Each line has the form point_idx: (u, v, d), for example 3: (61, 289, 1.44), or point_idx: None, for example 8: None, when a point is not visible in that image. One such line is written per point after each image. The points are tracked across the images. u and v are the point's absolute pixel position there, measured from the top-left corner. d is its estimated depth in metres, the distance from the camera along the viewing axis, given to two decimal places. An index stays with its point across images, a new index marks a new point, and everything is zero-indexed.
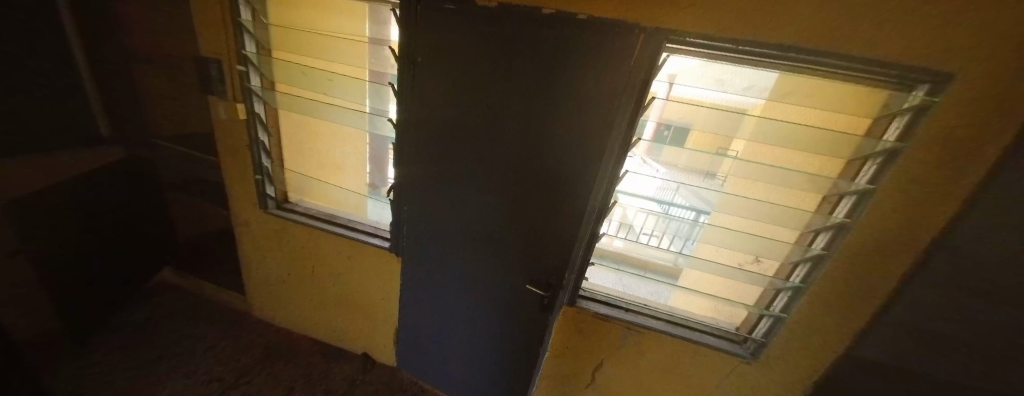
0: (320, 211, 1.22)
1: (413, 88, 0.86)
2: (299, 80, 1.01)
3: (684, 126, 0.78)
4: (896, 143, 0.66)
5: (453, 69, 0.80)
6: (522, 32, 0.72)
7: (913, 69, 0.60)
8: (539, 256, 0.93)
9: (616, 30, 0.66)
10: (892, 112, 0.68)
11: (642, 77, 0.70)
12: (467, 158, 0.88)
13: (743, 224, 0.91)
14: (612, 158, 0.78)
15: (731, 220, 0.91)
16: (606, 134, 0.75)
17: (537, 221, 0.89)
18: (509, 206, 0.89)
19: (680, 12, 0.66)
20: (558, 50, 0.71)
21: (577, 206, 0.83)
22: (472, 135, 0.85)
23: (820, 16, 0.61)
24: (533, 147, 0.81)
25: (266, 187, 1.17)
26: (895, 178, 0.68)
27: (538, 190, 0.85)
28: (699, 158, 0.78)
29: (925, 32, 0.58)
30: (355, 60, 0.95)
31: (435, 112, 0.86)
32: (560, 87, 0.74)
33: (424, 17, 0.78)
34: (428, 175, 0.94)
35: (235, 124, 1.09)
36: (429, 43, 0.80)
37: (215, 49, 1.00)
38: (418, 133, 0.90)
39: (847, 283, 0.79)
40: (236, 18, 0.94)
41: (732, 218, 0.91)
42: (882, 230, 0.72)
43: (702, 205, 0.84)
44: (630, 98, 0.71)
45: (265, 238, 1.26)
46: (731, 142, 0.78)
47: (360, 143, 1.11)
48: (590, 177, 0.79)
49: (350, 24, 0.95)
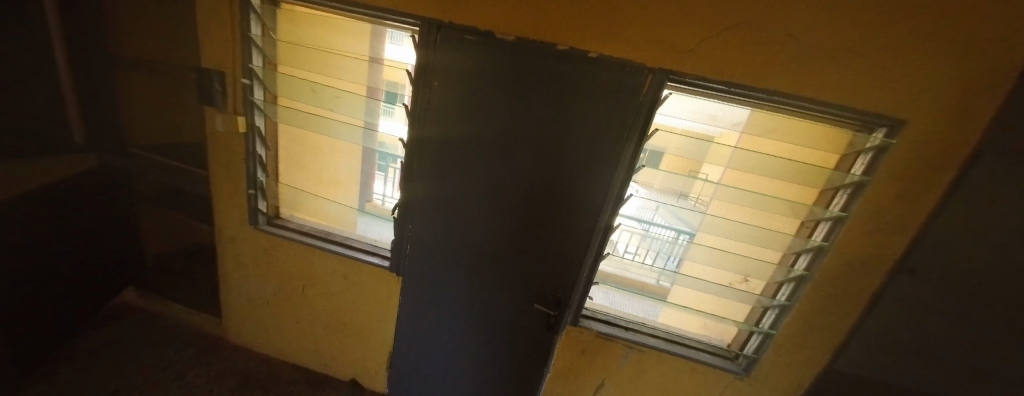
0: (314, 228, 1.18)
1: (427, 110, 0.88)
2: (304, 95, 1.00)
3: (677, 154, 0.85)
4: (861, 176, 0.76)
5: (472, 93, 0.83)
6: (540, 64, 0.77)
7: (877, 115, 0.71)
8: (546, 276, 0.95)
9: (627, 70, 0.74)
10: (857, 150, 0.78)
11: (646, 110, 0.77)
12: (479, 178, 0.90)
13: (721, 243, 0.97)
14: (618, 182, 0.83)
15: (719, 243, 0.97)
16: (614, 160, 0.81)
17: (544, 243, 0.91)
18: (518, 228, 0.92)
19: (681, 55, 0.74)
20: (573, 82, 0.77)
21: (584, 227, 0.88)
22: (485, 156, 0.87)
23: (799, 67, 0.70)
24: (546, 170, 0.85)
25: (258, 202, 1.12)
26: (863, 207, 0.78)
27: (546, 212, 0.88)
28: (686, 184, 0.86)
29: (883, 85, 0.68)
30: (361, 78, 0.96)
31: (449, 132, 0.88)
32: (573, 115, 0.79)
33: (443, 44, 0.81)
34: (437, 193, 0.94)
35: (231, 137, 1.04)
36: (446, 68, 0.83)
37: (216, 60, 0.96)
38: (428, 153, 0.91)
39: (824, 301, 0.87)
40: (246, 32, 0.92)
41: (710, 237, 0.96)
42: (852, 252, 0.82)
43: (681, 223, 0.90)
44: (637, 130, 0.78)
45: (250, 256, 1.19)
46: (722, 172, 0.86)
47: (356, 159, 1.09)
48: (599, 201, 0.85)
49: (357, 43, 0.96)
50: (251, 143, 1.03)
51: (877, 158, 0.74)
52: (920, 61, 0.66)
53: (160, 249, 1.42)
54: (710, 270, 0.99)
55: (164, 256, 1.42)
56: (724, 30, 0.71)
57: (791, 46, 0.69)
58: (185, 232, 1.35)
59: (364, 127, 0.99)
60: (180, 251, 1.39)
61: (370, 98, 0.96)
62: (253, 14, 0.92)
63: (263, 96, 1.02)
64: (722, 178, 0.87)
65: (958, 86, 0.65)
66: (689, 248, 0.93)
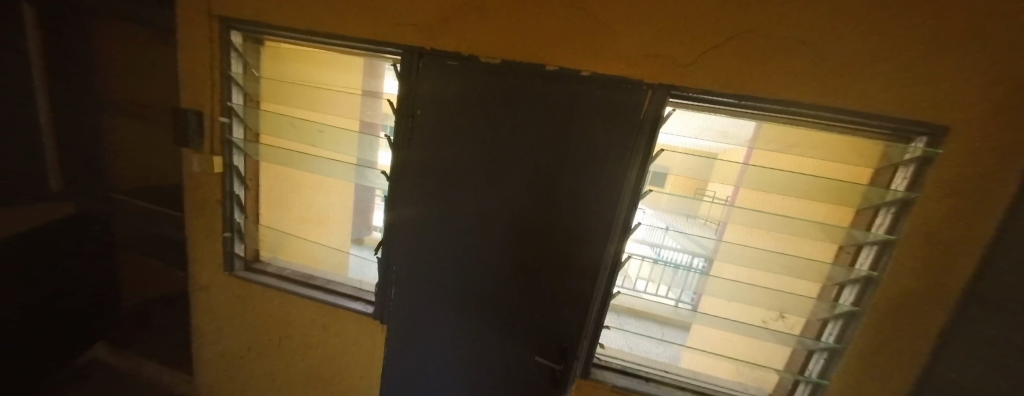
0: (295, 272, 1.09)
1: (411, 141, 0.81)
2: (287, 131, 0.95)
3: (688, 175, 0.76)
4: (907, 192, 0.66)
5: (458, 120, 0.77)
6: (528, 86, 0.72)
7: (914, 123, 0.62)
8: (549, 322, 0.82)
9: (624, 87, 0.68)
10: (893, 162, 0.69)
11: (649, 129, 0.69)
12: (469, 211, 0.81)
13: (743, 274, 0.85)
14: (624, 210, 0.74)
15: (738, 273, 0.86)
16: (616, 186, 0.72)
17: (545, 282, 0.80)
18: (514, 267, 0.81)
19: (682, 69, 0.67)
20: (565, 104, 0.70)
21: (588, 263, 0.77)
22: (474, 188, 0.80)
23: (816, 74, 0.63)
24: (541, 200, 0.76)
25: (235, 246, 1.03)
26: (914, 229, 0.66)
27: (545, 246, 0.78)
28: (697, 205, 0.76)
29: (915, 90, 0.61)
30: (349, 111, 0.92)
31: (435, 162, 0.81)
32: (567, 138, 0.71)
33: (426, 71, 0.76)
34: (423, 229, 0.86)
35: (207, 178, 0.97)
36: (430, 95, 0.77)
37: (193, 99, 0.92)
38: (412, 186, 0.84)
39: (883, 342, 0.73)
40: (225, 70, 0.89)
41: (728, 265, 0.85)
42: (909, 281, 0.69)
43: (692, 245, 0.80)
44: (639, 151, 0.70)
45: (223, 305, 1.08)
46: (734, 190, 0.77)
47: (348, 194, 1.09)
48: (603, 232, 0.75)
49: (345, 77, 0.94)
50: (229, 183, 0.96)
51: (922, 170, 0.64)
52: (954, 63, 0.58)
53: (134, 298, 1.33)
54: (733, 304, 0.87)
55: (139, 306, 1.33)
56: (728, 40, 0.65)
57: (804, 54, 0.63)
58: (162, 279, 1.27)
59: (357, 164, 0.93)
60: (157, 300, 1.30)
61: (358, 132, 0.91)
62: (234, 52, 0.90)
63: (244, 134, 0.98)
64: (735, 199, 0.79)
65: (1006, 86, 0.57)
66: (707, 280, 0.81)
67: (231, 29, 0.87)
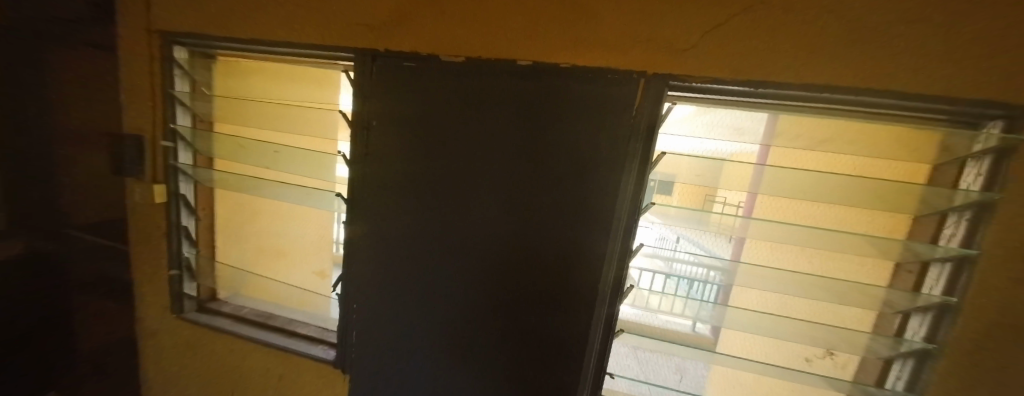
0: (252, 311, 0.96)
1: (367, 157, 0.70)
2: (237, 153, 0.86)
3: (695, 182, 0.63)
4: (983, 192, 0.50)
5: (418, 130, 0.65)
6: (496, 85, 0.60)
7: (987, 104, 0.48)
8: (539, 370, 0.68)
9: (609, 78, 0.56)
10: (961, 156, 0.55)
11: (645, 130, 0.56)
12: (437, 237, 0.69)
13: (770, 303, 0.70)
14: (622, 230, 0.60)
15: (765, 301, 0.70)
16: (610, 201, 0.59)
17: (531, 323, 0.66)
18: (493, 306, 0.68)
19: (680, 54, 0.55)
20: (541, 104, 0.59)
21: (582, 296, 0.63)
22: (440, 210, 0.67)
23: (850, 50, 0.50)
24: (520, 222, 0.63)
25: (183, 284, 0.92)
26: (1001, 241, 0.51)
27: (529, 277, 0.65)
28: (701, 226, 0.63)
29: (985, 63, 0.47)
30: (304, 128, 0.82)
31: (395, 182, 0.69)
32: (546, 145, 0.59)
33: (380, 75, 0.66)
34: (385, 260, 0.73)
35: (149, 209, 0.87)
36: (386, 103, 0.67)
37: (134, 123, 0.84)
38: (370, 211, 0.72)
39: (971, 390, 0.56)
40: (168, 89, 0.81)
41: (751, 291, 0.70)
42: (1001, 309, 0.52)
43: (706, 255, 0.66)
44: (636, 157, 0.57)
45: (173, 354, 0.95)
46: (751, 198, 0.65)
47: (324, 226, 0.92)
48: (597, 258, 0.61)
49: (301, 90, 0.84)
50: (174, 214, 0.86)
51: (1002, 164, 0.50)
52: None
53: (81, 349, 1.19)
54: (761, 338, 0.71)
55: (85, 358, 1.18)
56: (735, 15, 0.52)
57: (831, 27, 0.50)
58: (110, 325, 1.13)
59: (337, 192, 0.80)
60: (104, 349, 1.15)
61: (333, 154, 0.79)
62: (179, 69, 0.82)
63: (194, 159, 0.88)
64: (752, 211, 0.66)
65: None
66: (724, 312, 0.67)
67: (175, 43, 0.80)
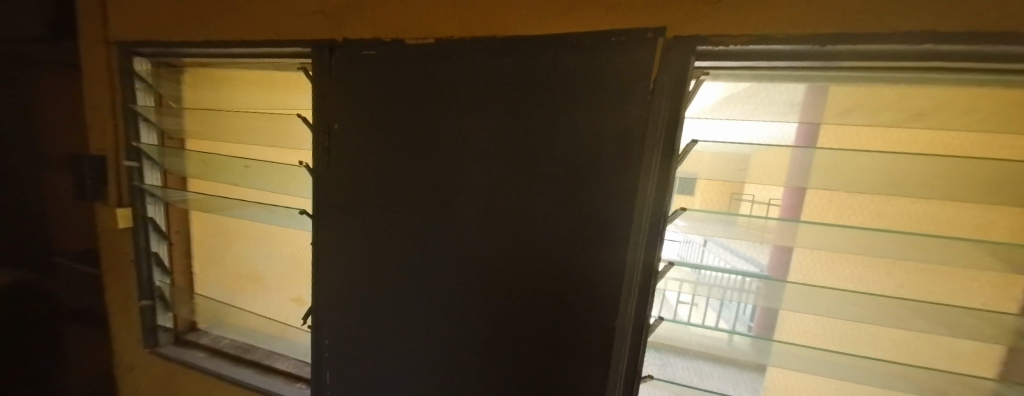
0: (232, 342, 0.87)
1: (331, 168, 0.60)
2: (204, 170, 0.78)
3: (723, 177, 0.49)
4: None
5: (383, 133, 0.55)
6: (467, 68, 0.48)
7: None
8: None
9: (615, 40, 0.41)
10: None
11: (670, 110, 0.41)
12: (409, 261, 0.57)
13: (841, 334, 0.53)
14: (644, 247, 0.44)
15: (832, 333, 0.53)
16: (626, 209, 0.42)
17: (526, 381, 0.50)
18: (479, 354, 0.53)
19: (708, 8, 0.41)
20: (523, 86, 0.45)
21: (594, 341, 0.46)
22: (413, 227, 0.55)
23: None
24: (505, 240, 0.49)
25: (156, 316, 0.84)
26: None
27: (520, 311, 0.49)
28: (726, 231, 0.50)
29: None
30: (268, 138, 0.73)
31: (361, 197, 0.58)
32: (533, 139, 0.45)
33: (339, 69, 0.56)
34: (356, 288, 0.62)
35: (116, 235, 0.81)
36: (347, 103, 0.57)
37: (99, 143, 0.79)
38: (338, 232, 0.62)
39: None
40: (129, 104, 0.75)
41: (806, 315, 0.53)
42: None
43: (741, 263, 0.52)
44: (658, 146, 0.41)
45: (150, 391, 0.88)
46: (790, 194, 0.49)
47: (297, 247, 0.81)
48: (614, 288, 0.44)
49: (266, 97, 0.76)
50: (139, 239, 0.79)
51: None
52: None
53: None
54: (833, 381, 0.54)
55: None
56: None
57: None
58: None
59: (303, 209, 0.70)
60: None
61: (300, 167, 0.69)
62: (139, 82, 0.76)
63: (164, 178, 0.82)
64: (794, 212, 0.50)
65: None
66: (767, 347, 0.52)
67: (133, 54, 0.74)
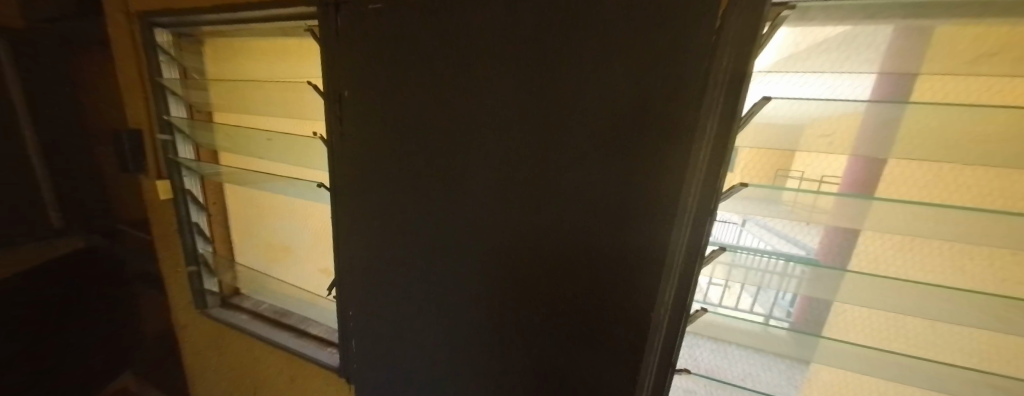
0: (270, 307, 0.93)
1: (345, 139, 0.58)
2: (229, 143, 0.79)
3: (773, 144, 0.37)
4: None
5: (394, 99, 0.51)
6: (483, 19, 0.41)
7: None
8: None
9: None
10: None
11: (739, 57, 0.32)
12: (425, 236, 0.54)
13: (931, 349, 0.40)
14: (689, 228, 0.37)
15: (917, 347, 0.40)
16: (671, 183, 0.35)
17: (548, 361, 0.48)
18: (497, 332, 0.51)
19: None
20: (548, 37, 0.38)
21: (625, 327, 0.42)
22: (427, 201, 0.52)
23: None
24: (526, 215, 0.45)
25: (203, 280, 0.91)
26: None
27: (542, 292, 0.46)
28: (768, 209, 0.39)
29: None
30: (284, 109, 0.71)
31: (375, 169, 0.56)
32: (559, 102, 0.39)
33: (347, 30, 0.52)
34: (374, 262, 0.62)
35: (161, 206, 0.86)
36: (357, 67, 0.53)
37: (137, 117, 0.82)
38: (354, 205, 0.61)
39: None
40: (155, 77, 0.77)
41: (878, 316, 0.41)
42: None
43: (784, 243, 0.42)
44: (717, 106, 0.33)
45: (205, 345, 0.98)
46: (857, 166, 0.36)
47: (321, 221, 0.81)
48: (649, 274, 0.39)
49: (279, 65, 0.73)
50: (180, 210, 0.84)
51: None
52: None
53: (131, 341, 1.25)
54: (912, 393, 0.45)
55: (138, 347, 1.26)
56: None
57: None
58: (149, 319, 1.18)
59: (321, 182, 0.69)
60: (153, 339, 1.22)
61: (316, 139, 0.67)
62: (162, 54, 0.77)
63: (195, 152, 0.85)
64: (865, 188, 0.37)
65: None
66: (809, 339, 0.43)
67: (153, 25, 0.74)
